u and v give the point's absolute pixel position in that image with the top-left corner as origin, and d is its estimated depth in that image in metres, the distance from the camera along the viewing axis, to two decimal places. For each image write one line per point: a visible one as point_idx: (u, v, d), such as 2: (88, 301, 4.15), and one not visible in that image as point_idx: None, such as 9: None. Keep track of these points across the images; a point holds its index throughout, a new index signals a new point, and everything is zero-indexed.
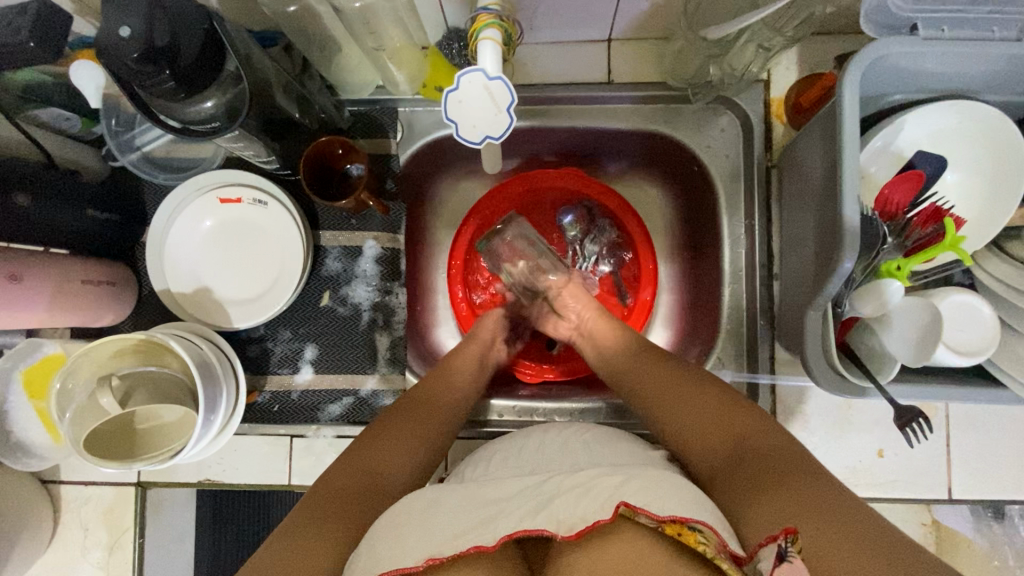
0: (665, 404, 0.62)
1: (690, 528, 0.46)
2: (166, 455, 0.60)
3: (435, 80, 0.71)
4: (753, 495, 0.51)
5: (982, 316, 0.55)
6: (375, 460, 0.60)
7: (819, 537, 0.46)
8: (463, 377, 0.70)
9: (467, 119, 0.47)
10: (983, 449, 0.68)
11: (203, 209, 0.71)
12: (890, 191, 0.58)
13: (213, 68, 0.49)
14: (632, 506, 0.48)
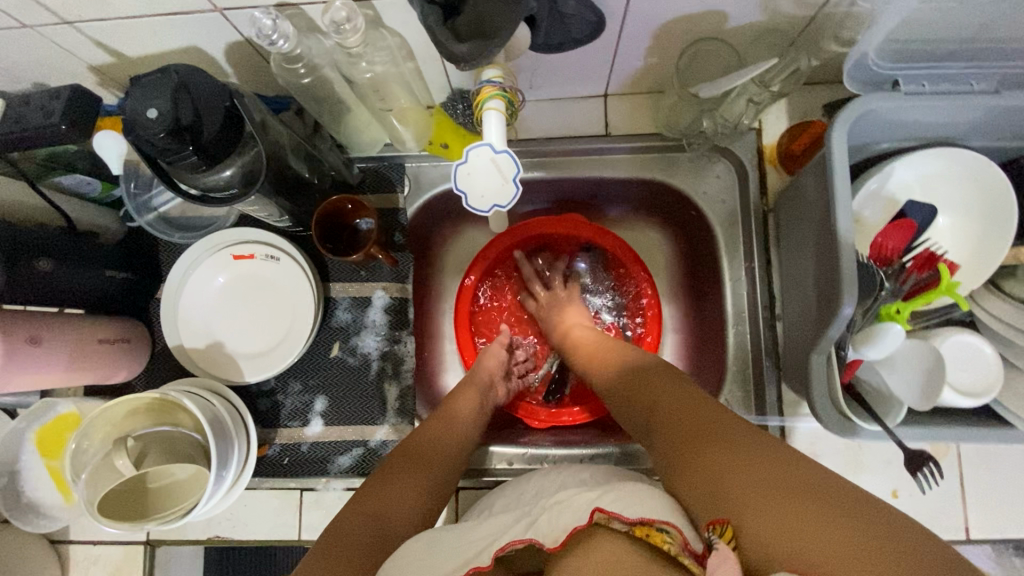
0: (627, 400, 0.60)
1: (659, 529, 0.44)
2: (177, 514, 0.61)
3: (440, 139, 0.74)
4: (691, 475, 0.46)
5: (983, 356, 0.56)
6: (381, 499, 0.59)
7: (750, 508, 0.41)
8: (458, 420, 0.71)
9: (476, 188, 0.49)
10: (996, 487, 0.67)
11: (217, 266, 0.73)
12: (884, 237, 0.57)
13: (233, 139, 0.51)
14: (606, 512, 0.46)
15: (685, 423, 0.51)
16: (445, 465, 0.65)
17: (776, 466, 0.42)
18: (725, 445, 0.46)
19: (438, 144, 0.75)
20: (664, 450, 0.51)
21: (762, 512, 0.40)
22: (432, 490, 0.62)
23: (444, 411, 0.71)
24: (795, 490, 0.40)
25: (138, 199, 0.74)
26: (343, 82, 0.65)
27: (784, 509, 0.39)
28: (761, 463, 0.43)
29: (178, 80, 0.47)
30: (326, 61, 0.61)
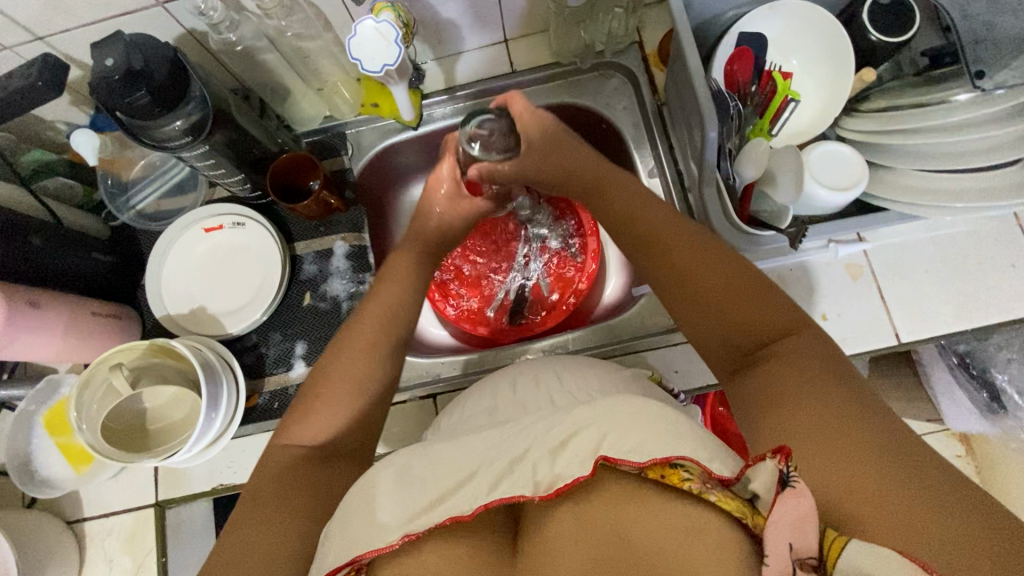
0: (694, 316, 0.58)
1: (673, 467, 0.44)
2: (171, 449, 0.68)
3: (371, 99, 0.84)
4: (778, 423, 0.47)
5: (847, 160, 0.64)
6: (348, 375, 0.60)
7: (866, 491, 0.40)
8: (385, 311, 0.65)
9: (368, 56, 0.63)
10: (916, 291, 0.73)
11: (193, 240, 0.83)
12: (732, 70, 0.69)
13: (181, 87, 0.62)
14: (612, 459, 0.44)
15: (783, 364, 0.50)
16: (381, 365, 0.62)
17: (879, 430, 0.44)
18: (831, 398, 0.46)
19: (369, 103, 0.84)
20: (759, 386, 0.51)
21: (849, 477, 0.41)
22: (389, 349, 0.63)
23: (370, 313, 0.64)
24: (899, 462, 0.41)
25: (117, 200, 0.85)
26: (277, 55, 0.77)
27: (891, 499, 0.40)
28: (864, 423, 0.44)
29: (129, 40, 0.58)
30: (255, 32, 0.73)
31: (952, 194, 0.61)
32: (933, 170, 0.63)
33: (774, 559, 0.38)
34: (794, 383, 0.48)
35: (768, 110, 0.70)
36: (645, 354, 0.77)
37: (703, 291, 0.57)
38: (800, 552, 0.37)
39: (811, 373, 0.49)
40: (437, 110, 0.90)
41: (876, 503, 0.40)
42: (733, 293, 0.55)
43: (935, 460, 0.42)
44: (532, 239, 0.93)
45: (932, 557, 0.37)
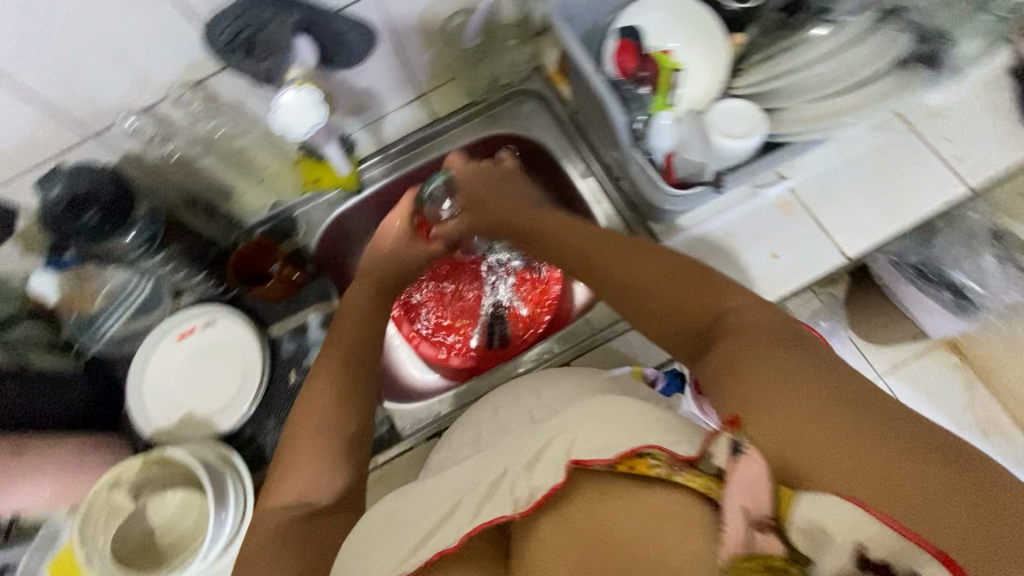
0: (647, 304, 0.60)
1: (641, 456, 0.44)
2: (182, 562, 0.66)
3: (311, 176, 0.89)
4: (733, 385, 0.46)
5: (744, 111, 0.71)
6: (317, 427, 0.61)
7: (821, 446, 0.40)
8: (342, 358, 0.68)
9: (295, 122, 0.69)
10: (845, 209, 0.79)
11: (168, 350, 0.84)
12: (619, 60, 0.76)
13: (124, 203, 0.71)
14: (581, 462, 0.46)
15: (733, 332, 0.51)
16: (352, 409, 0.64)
17: (824, 380, 0.44)
18: (780, 359, 0.46)
19: (310, 180, 0.89)
20: (710, 359, 0.51)
21: (804, 433, 0.41)
22: (357, 393, 0.66)
23: (330, 360, 0.68)
24: (854, 416, 0.41)
25: (86, 331, 0.84)
26: (214, 158, 0.82)
27: (844, 450, 0.39)
28: (810, 377, 0.44)
29: (70, 173, 0.69)
30: (188, 141, 0.78)
31: (835, 114, 0.69)
32: (820, 98, 0.70)
33: (731, 529, 0.38)
34: (747, 348, 0.48)
35: (660, 83, 0.76)
36: (610, 345, 0.81)
37: (641, 283, 0.61)
38: (754, 511, 0.38)
39: (760, 338, 0.49)
40: (375, 172, 0.95)
41: (831, 455, 0.39)
42: (671, 279, 0.59)
43: (880, 403, 0.42)
44: (495, 265, 0.96)
45: (890, 504, 0.37)
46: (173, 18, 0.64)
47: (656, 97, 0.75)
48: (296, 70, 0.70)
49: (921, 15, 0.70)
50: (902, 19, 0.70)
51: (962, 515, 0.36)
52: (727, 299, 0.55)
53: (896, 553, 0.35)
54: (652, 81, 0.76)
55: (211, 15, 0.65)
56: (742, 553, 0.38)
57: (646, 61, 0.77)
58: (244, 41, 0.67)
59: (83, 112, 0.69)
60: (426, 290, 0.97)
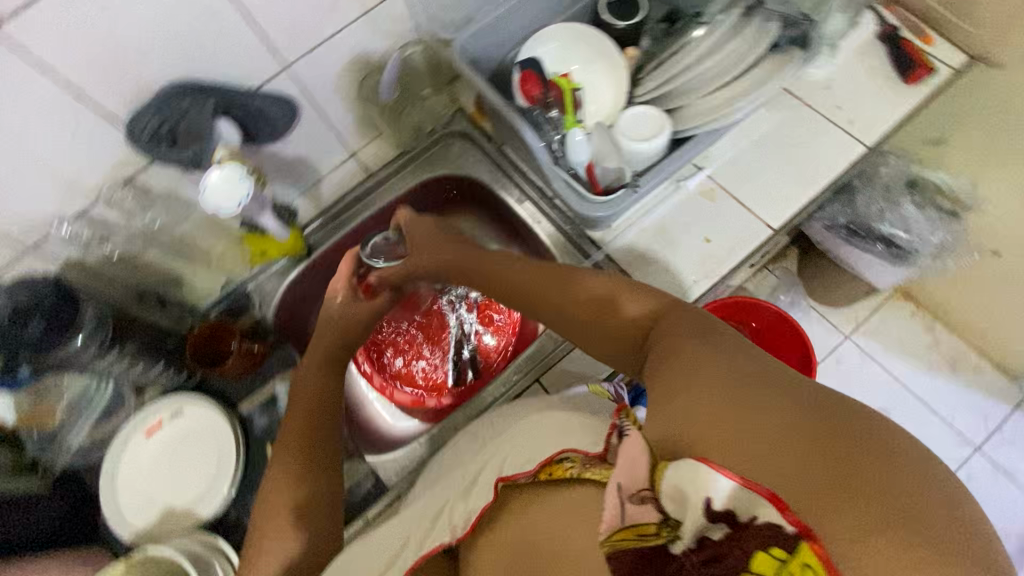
0: (578, 309, 0.61)
1: (558, 462, 0.52)
2: None
3: (257, 249, 0.90)
4: (649, 379, 0.48)
5: (647, 116, 0.77)
6: (282, 491, 0.63)
7: (707, 424, 0.42)
8: (304, 417, 0.69)
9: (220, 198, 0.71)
10: (760, 186, 0.85)
11: (137, 448, 0.82)
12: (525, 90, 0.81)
13: (70, 309, 0.74)
14: (507, 477, 0.56)
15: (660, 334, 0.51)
16: (318, 465, 0.66)
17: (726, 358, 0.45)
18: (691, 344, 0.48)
19: (257, 253, 0.90)
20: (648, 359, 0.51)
21: (695, 413, 0.43)
22: (323, 446, 0.68)
23: (294, 420, 0.69)
24: (747, 396, 0.42)
25: (47, 448, 0.81)
26: (159, 249, 0.84)
27: (729, 428, 0.41)
28: (710, 357, 0.46)
29: (13, 286, 0.71)
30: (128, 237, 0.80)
31: (728, 102, 0.75)
32: (711, 91, 0.77)
33: (611, 504, 0.41)
34: (666, 344, 0.49)
35: (566, 104, 0.81)
36: (563, 365, 0.84)
37: (574, 302, 0.62)
38: (629, 487, 0.41)
39: (681, 335, 0.49)
40: (319, 233, 0.96)
41: (717, 432, 0.41)
42: (603, 293, 0.60)
43: (781, 387, 0.42)
44: (454, 298, 0.98)
45: (765, 478, 0.38)
46: (93, 123, 0.66)
47: (565, 117, 0.80)
48: (220, 152, 0.73)
49: (781, 2, 0.76)
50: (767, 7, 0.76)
51: (821, 470, 0.37)
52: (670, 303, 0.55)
53: (744, 505, 0.37)
54: (559, 103, 0.81)
55: (130, 114, 0.68)
56: (619, 528, 0.41)
57: (551, 87, 0.82)
58: (166, 133, 0.69)
59: (17, 229, 0.71)
60: (391, 337, 0.98)
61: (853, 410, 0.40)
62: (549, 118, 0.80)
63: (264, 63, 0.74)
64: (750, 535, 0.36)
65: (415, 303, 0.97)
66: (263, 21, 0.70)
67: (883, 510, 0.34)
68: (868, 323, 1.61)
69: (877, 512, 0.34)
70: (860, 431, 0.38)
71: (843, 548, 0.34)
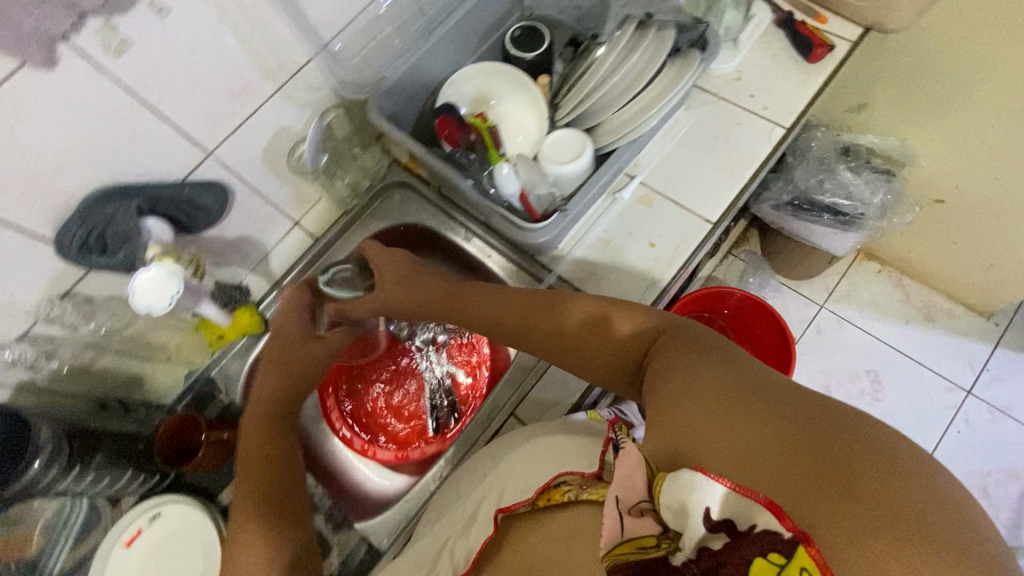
0: (570, 338, 0.63)
1: (555, 487, 0.58)
2: None
3: (213, 334, 0.90)
4: (650, 392, 0.50)
5: (566, 139, 0.79)
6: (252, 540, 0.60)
7: (703, 430, 0.43)
8: (258, 460, 0.67)
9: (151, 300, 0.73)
10: (693, 184, 0.87)
11: (119, 562, 0.79)
12: (445, 135, 0.83)
13: (18, 436, 0.73)
14: (505, 507, 0.61)
15: (656, 352, 0.54)
16: (280, 509, 0.63)
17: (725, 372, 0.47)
18: (691, 359, 0.49)
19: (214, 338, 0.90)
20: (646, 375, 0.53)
21: (694, 423, 0.44)
22: (286, 491, 0.65)
23: (247, 471, 0.66)
24: (742, 406, 0.43)
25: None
26: (112, 355, 0.82)
27: (725, 437, 0.42)
28: (710, 372, 0.47)
29: None
30: (76, 350, 0.78)
31: (641, 112, 0.78)
32: (624, 104, 0.80)
33: (608, 520, 0.43)
34: (665, 359, 0.52)
35: (487, 142, 0.83)
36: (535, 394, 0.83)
37: (564, 335, 0.64)
38: (628, 499, 0.43)
39: (679, 351, 0.52)
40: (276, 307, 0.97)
41: (715, 440, 0.42)
42: (592, 320, 0.62)
43: (776, 396, 0.44)
44: (422, 344, 0.98)
45: (760, 484, 0.39)
46: (17, 244, 0.65)
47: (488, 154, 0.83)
48: (152, 249, 0.74)
49: (671, 12, 0.79)
50: (656, 20, 0.79)
51: (812, 477, 0.38)
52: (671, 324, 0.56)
53: (742, 513, 0.38)
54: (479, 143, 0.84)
55: (55, 229, 0.68)
56: (618, 541, 0.43)
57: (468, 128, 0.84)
58: (96, 240, 0.70)
59: None
60: (366, 394, 0.97)
61: (849, 418, 0.41)
62: (473, 158, 0.82)
63: (187, 154, 0.76)
64: (746, 544, 0.37)
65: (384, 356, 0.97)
66: (177, 116, 0.72)
67: (874, 512, 0.35)
68: (840, 289, 1.64)
69: (874, 520, 0.35)
70: (854, 436, 0.39)
71: (839, 553, 0.35)
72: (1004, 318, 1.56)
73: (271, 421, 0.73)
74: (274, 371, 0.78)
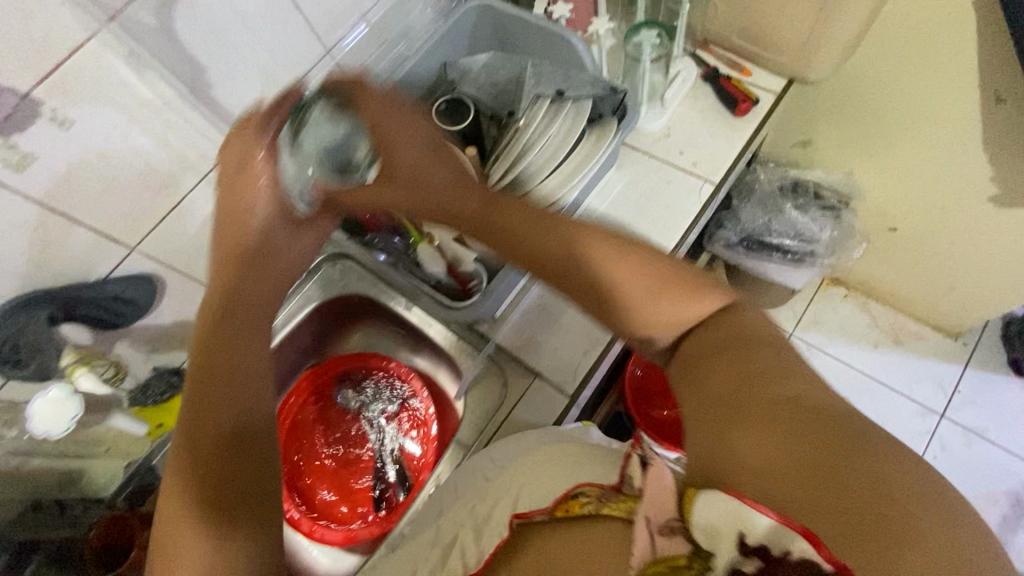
0: (634, 315, 0.50)
1: (573, 498, 0.54)
2: None
3: (154, 422, 0.89)
4: (699, 377, 0.47)
5: (490, 214, 0.80)
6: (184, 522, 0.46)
7: (757, 442, 0.40)
8: (202, 418, 0.50)
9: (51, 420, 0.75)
10: None
11: None
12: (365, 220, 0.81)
13: None
14: (521, 514, 0.57)
15: (710, 343, 0.48)
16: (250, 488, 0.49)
17: (760, 383, 0.43)
18: (728, 365, 0.45)
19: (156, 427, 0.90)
20: (679, 356, 0.50)
21: (749, 435, 0.41)
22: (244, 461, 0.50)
23: (207, 413, 0.50)
24: (803, 424, 0.40)
25: None
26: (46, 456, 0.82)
27: (785, 457, 0.39)
28: (740, 376, 0.44)
29: None
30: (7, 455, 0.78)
31: (562, 184, 0.79)
32: (547, 173, 0.78)
33: (639, 539, 0.41)
34: (719, 353, 0.47)
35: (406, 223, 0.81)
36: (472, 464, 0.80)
37: (606, 278, 0.51)
38: (657, 517, 0.41)
39: (741, 349, 0.46)
40: None
41: (770, 457, 0.39)
42: (627, 261, 0.51)
43: (840, 418, 0.40)
44: (371, 411, 0.97)
45: (807, 513, 0.36)
46: None
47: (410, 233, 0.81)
48: (67, 356, 0.76)
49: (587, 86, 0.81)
50: (569, 98, 0.80)
51: (868, 518, 0.35)
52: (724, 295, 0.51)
53: (778, 539, 0.35)
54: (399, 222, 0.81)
55: None
56: (650, 560, 0.40)
57: None
58: (11, 352, 0.70)
59: None
60: (314, 464, 0.95)
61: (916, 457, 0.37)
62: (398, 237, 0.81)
63: (108, 254, 0.75)
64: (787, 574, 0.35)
65: (332, 425, 0.97)
66: (91, 218, 0.71)
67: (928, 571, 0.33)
68: (809, 315, 1.63)
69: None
70: (917, 477, 0.36)
71: None
72: (972, 337, 1.56)
73: (235, 304, 0.57)
74: (225, 271, 0.60)
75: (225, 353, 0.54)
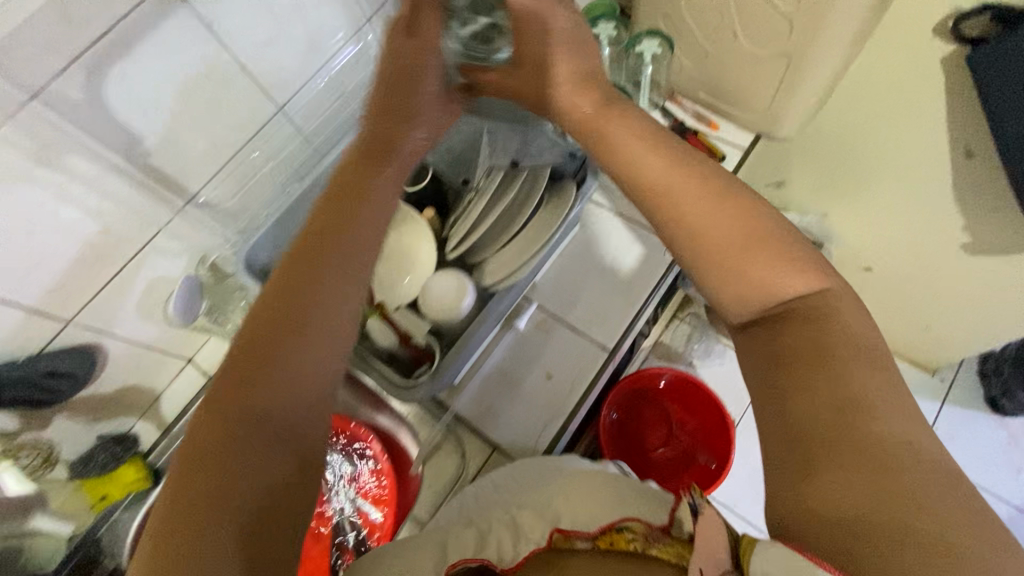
0: (747, 269, 0.50)
1: (619, 531, 0.51)
2: None
3: (98, 493, 0.83)
4: (790, 391, 0.47)
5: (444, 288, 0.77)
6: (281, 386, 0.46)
7: (835, 489, 0.42)
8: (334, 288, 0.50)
9: None
10: (589, 308, 0.85)
11: None
12: None
13: None
14: (561, 529, 0.55)
15: (809, 350, 0.47)
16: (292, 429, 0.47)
17: (855, 416, 0.44)
18: (824, 387, 0.45)
19: (99, 499, 0.83)
20: (772, 343, 0.49)
21: (830, 481, 0.42)
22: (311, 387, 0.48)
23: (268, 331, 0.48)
24: (885, 478, 0.41)
25: None
26: None
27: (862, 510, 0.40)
28: (834, 404, 0.45)
29: None
30: None
31: (516, 257, 0.77)
32: (502, 246, 0.78)
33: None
34: (816, 368, 0.46)
35: None
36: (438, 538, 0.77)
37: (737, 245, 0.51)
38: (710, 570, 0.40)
39: (846, 370, 0.46)
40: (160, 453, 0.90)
41: (846, 505, 0.41)
42: (756, 238, 0.51)
43: (923, 478, 0.40)
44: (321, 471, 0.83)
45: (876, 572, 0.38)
46: None
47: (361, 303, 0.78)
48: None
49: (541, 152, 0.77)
50: (524, 167, 0.77)
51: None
52: (826, 279, 0.50)
53: None
54: None
55: None
56: None
57: None
58: None
59: None
60: None
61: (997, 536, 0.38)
62: None
63: (40, 328, 0.72)
64: None
65: None
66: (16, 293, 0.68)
67: None
68: None
69: None
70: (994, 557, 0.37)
71: None
72: (948, 373, 1.55)
73: (324, 242, 0.52)
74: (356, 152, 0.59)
75: (301, 302, 0.49)
